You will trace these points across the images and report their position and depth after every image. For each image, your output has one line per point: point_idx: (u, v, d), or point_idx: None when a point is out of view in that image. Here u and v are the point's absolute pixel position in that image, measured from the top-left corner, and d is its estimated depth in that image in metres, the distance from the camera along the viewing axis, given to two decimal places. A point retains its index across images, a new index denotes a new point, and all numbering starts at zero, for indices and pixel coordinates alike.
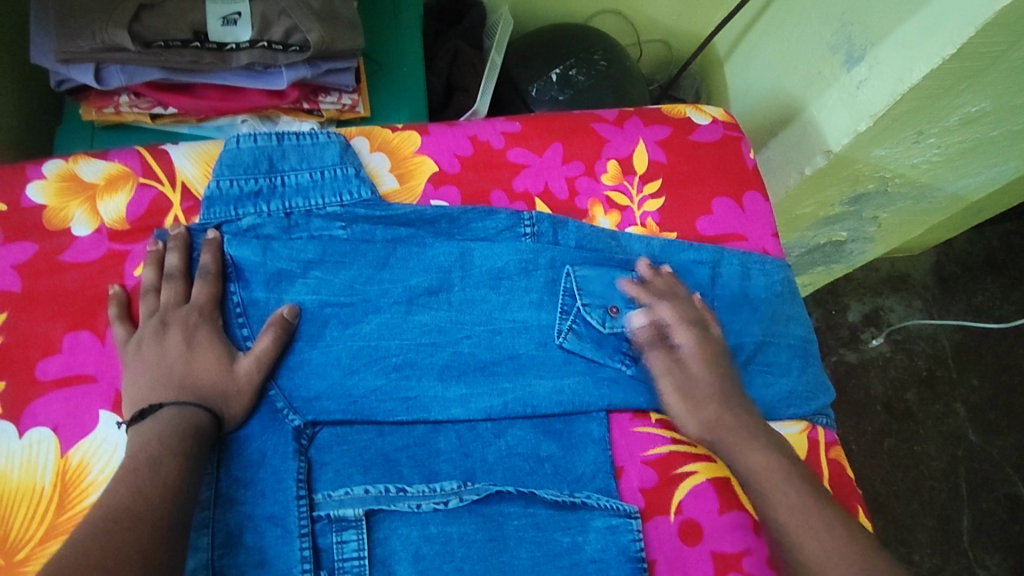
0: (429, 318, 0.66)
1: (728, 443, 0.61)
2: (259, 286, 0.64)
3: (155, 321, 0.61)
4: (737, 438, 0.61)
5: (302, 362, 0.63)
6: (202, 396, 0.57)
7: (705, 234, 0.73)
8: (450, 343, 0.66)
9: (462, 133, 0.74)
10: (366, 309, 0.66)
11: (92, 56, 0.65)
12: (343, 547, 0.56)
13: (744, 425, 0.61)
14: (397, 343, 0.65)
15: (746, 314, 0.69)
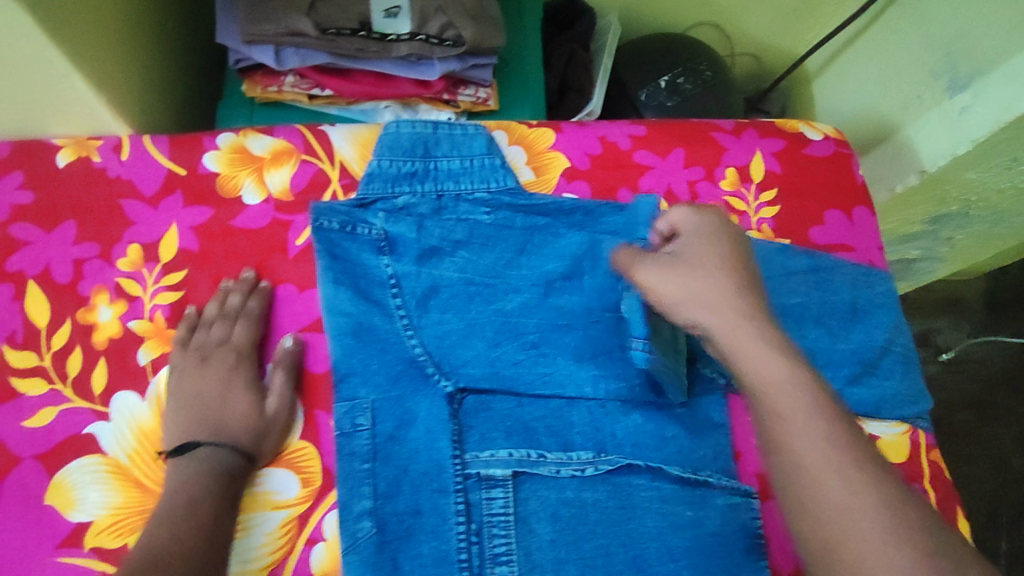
0: (571, 300, 0.71)
1: (729, 338, 0.58)
2: (409, 259, 0.69)
3: (220, 355, 0.64)
4: (733, 333, 0.58)
5: (449, 333, 0.68)
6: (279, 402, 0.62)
7: (817, 243, 0.78)
8: (575, 325, 0.70)
9: (593, 133, 0.78)
10: (510, 289, 0.70)
11: (275, 39, 0.70)
12: (492, 502, 0.62)
13: (735, 313, 0.59)
14: (535, 317, 0.70)
15: (857, 324, 0.74)
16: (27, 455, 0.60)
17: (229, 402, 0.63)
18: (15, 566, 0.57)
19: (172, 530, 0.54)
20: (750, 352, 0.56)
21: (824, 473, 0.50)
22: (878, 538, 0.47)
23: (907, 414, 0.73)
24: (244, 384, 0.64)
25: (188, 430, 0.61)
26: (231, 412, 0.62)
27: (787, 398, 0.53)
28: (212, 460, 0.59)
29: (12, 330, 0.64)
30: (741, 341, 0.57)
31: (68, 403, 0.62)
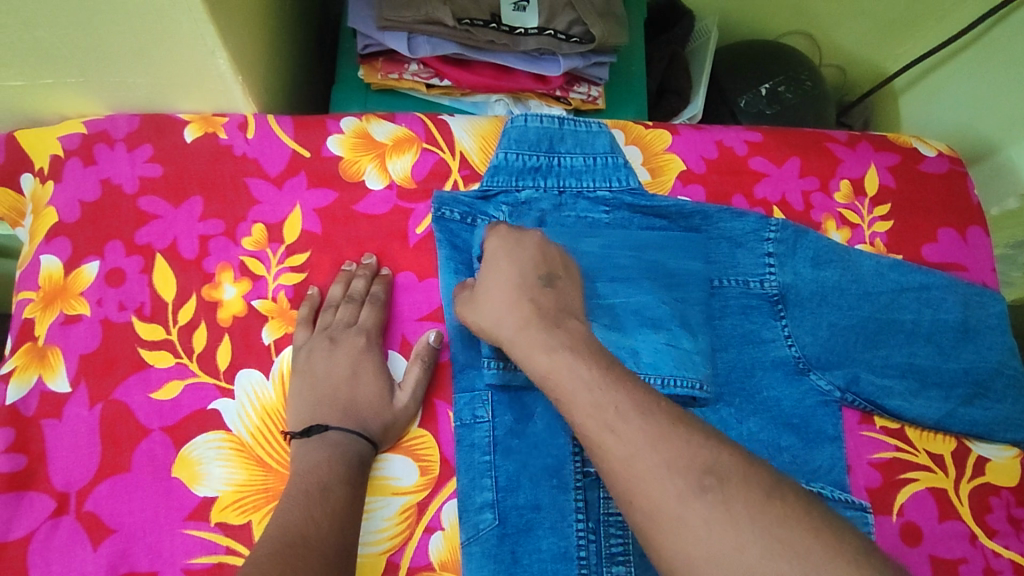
0: (639, 300, 0.67)
1: (517, 346, 0.52)
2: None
3: (348, 338, 0.64)
4: (523, 343, 0.52)
5: None
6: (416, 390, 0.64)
7: (930, 261, 0.77)
8: (652, 325, 0.66)
9: (710, 138, 0.79)
10: (598, 280, 0.67)
11: (411, 26, 0.71)
12: (610, 502, 0.62)
13: (513, 319, 0.54)
14: (604, 315, 0.66)
15: (971, 344, 0.73)
16: (156, 427, 0.61)
17: (355, 386, 0.63)
18: (144, 537, 0.57)
19: (305, 513, 0.54)
20: (529, 346, 0.52)
21: (605, 441, 0.44)
22: (674, 501, 0.41)
23: (1019, 438, 0.72)
24: (370, 370, 0.64)
25: (319, 410, 0.62)
26: (360, 397, 0.63)
27: (585, 394, 0.47)
28: (343, 445, 0.60)
29: (139, 302, 0.64)
30: (521, 346, 0.52)
31: (193, 378, 0.63)
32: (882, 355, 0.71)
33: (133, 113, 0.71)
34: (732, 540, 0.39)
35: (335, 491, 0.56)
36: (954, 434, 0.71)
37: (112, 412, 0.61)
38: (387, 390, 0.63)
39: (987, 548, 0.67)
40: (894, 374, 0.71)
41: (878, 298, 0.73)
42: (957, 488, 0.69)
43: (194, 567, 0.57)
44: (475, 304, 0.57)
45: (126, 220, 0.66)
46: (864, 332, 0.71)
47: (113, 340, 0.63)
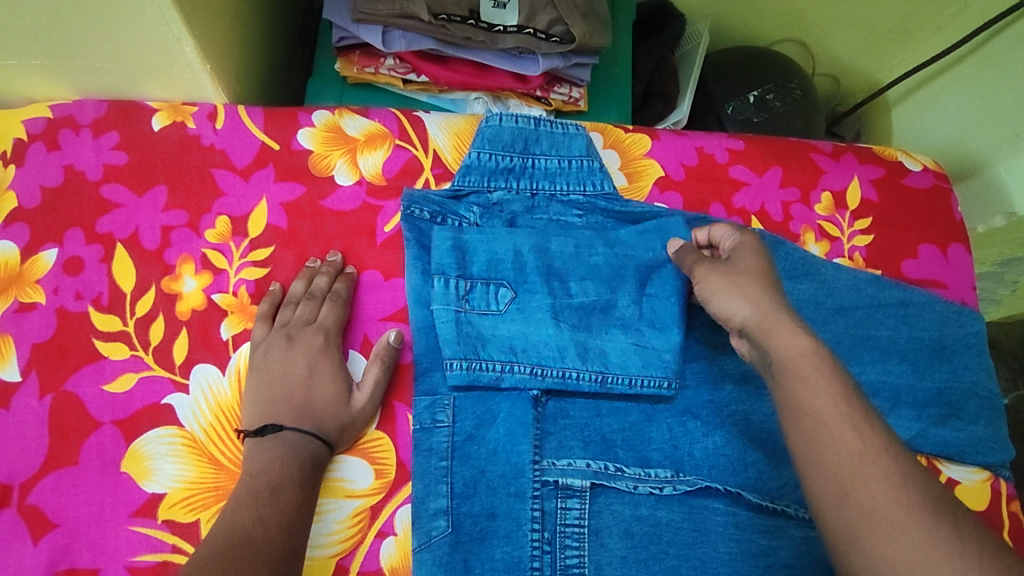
0: (608, 299, 0.68)
1: (768, 326, 0.52)
2: (478, 267, 0.67)
3: (308, 336, 0.63)
4: (774, 319, 0.52)
5: (527, 339, 0.65)
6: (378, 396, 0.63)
7: (909, 276, 0.76)
8: (620, 325, 0.67)
9: (691, 144, 0.78)
10: (569, 280, 0.67)
11: (386, 20, 0.70)
12: (567, 513, 0.60)
13: (777, 300, 0.54)
14: (574, 315, 0.67)
15: (946, 364, 0.72)
16: (107, 420, 0.60)
17: (313, 385, 0.62)
18: (88, 532, 0.56)
19: (254, 513, 0.52)
20: (780, 320, 0.52)
21: (844, 437, 0.45)
22: (904, 513, 0.42)
23: (990, 461, 0.70)
24: (328, 368, 0.63)
25: (273, 409, 0.60)
26: (317, 396, 0.61)
27: (812, 370, 0.49)
28: (297, 445, 0.58)
29: (97, 293, 0.63)
30: (775, 324, 0.52)
31: (148, 371, 0.62)
32: (857, 372, 0.70)
33: (100, 98, 0.70)
34: None
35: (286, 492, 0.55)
36: (925, 455, 0.69)
37: (63, 404, 0.60)
38: (345, 391, 0.62)
39: None
40: (868, 392, 0.69)
41: (854, 313, 0.72)
42: None
43: (137, 565, 0.56)
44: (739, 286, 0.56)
45: (87, 208, 0.65)
46: (839, 347, 0.70)
47: (68, 330, 0.62)
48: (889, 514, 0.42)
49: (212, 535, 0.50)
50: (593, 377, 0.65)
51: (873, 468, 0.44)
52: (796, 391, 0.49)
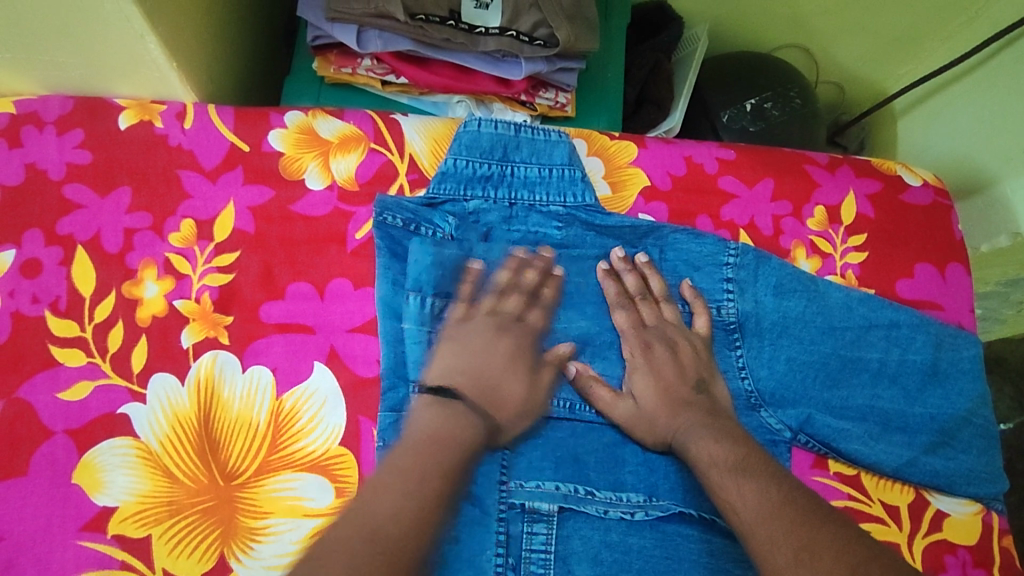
0: (582, 326, 0.66)
1: (684, 436, 0.59)
2: (453, 283, 0.64)
3: (481, 321, 0.62)
4: (688, 428, 0.59)
5: None
6: None
7: (903, 297, 0.73)
8: (591, 353, 0.66)
9: (679, 152, 0.75)
10: (544, 305, 0.65)
11: (360, 19, 0.67)
12: (533, 537, 0.58)
13: (692, 408, 0.61)
14: (546, 339, 0.65)
15: (939, 389, 0.69)
16: (59, 430, 0.57)
17: (501, 372, 0.60)
18: (33, 547, 0.54)
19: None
20: (691, 433, 0.59)
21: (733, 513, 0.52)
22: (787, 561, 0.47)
23: (982, 493, 0.67)
24: (507, 352, 0.61)
25: (472, 386, 0.59)
26: (500, 381, 0.60)
27: (717, 475, 0.55)
28: (466, 425, 0.56)
29: (55, 296, 0.61)
30: (687, 434, 0.59)
31: (105, 379, 0.59)
32: (842, 396, 0.67)
33: (68, 94, 0.68)
34: None
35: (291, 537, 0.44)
36: (913, 485, 0.66)
37: (14, 411, 0.57)
38: (513, 391, 0.61)
39: None
40: (852, 417, 0.66)
41: (843, 333, 0.69)
42: (912, 544, 0.64)
43: None
44: (655, 424, 0.62)
45: (48, 209, 0.63)
46: (823, 370, 0.67)
47: (23, 335, 0.59)
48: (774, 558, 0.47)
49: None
50: (564, 403, 0.64)
51: (766, 525, 0.49)
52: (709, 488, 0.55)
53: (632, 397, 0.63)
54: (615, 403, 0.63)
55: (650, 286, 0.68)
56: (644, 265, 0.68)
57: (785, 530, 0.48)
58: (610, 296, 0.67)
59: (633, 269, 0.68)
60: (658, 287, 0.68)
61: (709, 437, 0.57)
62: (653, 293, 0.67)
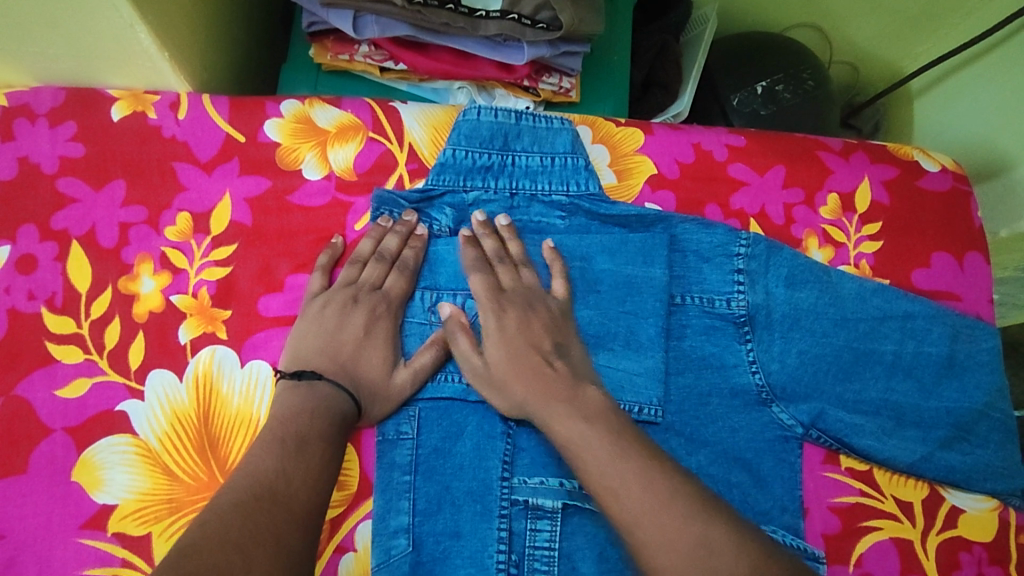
0: (584, 317, 0.64)
1: (545, 411, 0.54)
2: (446, 277, 0.64)
3: (341, 294, 0.61)
4: (544, 400, 0.54)
5: None
6: (357, 387, 0.57)
7: (919, 287, 0.70)
8: (596, 345, 0.64)
9: (687, 139, 0.73)
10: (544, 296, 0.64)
11: (356, 5, 0.65)
12: (537, 534, 0.58)
13: (569, 382, 0.55)
14: None
15: (955, 382, 0.67)
16: (58, 427, 0.57)
17: (368, 345, 0.60)
18: (34, 545, 0.54)
19: (235, 548, 0.42)
20: (549, 410, 0.54)
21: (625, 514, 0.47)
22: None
23: (1001, 489, 0.65)
24: (387, 331, 0.61)
25: (313, 357, 0.58)
26: (359, 353, 0.59)
27: (592, 459, 0.50)
28: (331, 399, 0.55)
29: (51, 292, 0.60)
30: (546, 409, 0.54)
31: (102, 376, 0.58)
32: (854, 390, 0.65)
33: (60, 86, 0.66)
34: None
35: (263, 518, 0.45)
36: (927, 480, 0.64)
37: (13, 408, 0.57)
38: (391, 362, 0.60)
39: None
40: (866, 411, 0.65)
41: (856, 325, 0.67)
42: (925, 540, 0.63)
43: None
44: (506, 390, 0.57)
45: (42, 203, 0.62)
46: (837, 362, 0.66)
47: (20, 332, 0.59)
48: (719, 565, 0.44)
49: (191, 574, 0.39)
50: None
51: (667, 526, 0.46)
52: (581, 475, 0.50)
53: (484, 359, 0.58)
54: (468, 358, 0.59)
55: (511, 250, 0.64)
56: (550, 252, 0.64)
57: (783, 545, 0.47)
58: (565, 279, 0.63)
59: (493, 233, 0.64)
60: (560, 284, 0.63)
61: (578, 417, 0.52)
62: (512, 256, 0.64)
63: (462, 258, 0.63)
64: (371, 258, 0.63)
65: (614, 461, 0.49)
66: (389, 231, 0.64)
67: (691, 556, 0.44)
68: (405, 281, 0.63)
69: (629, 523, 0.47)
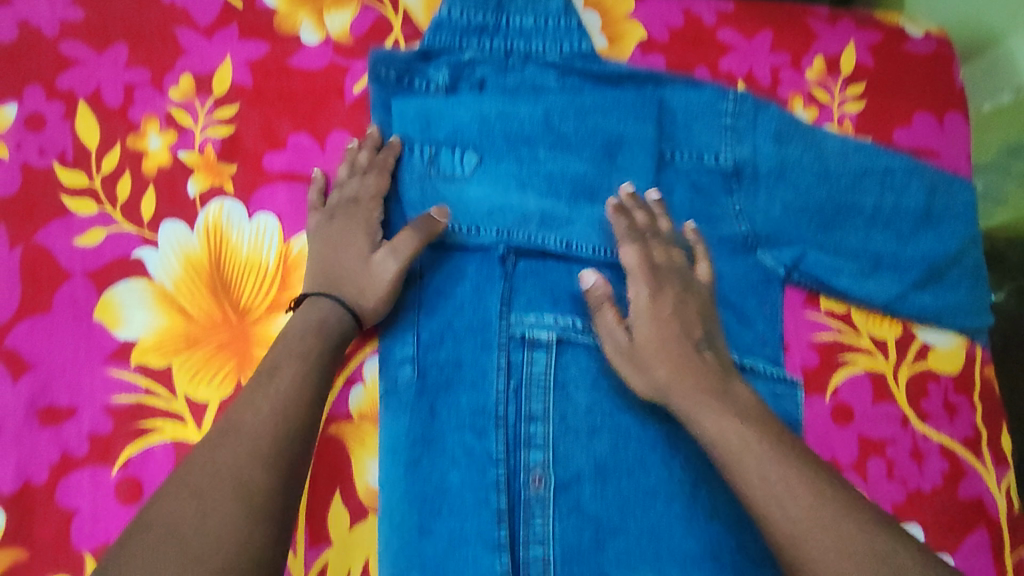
0: (579, 167, 0.66)
1: (680, 394, 0.55)
2: (444, 131, 0.64)
3: (320, 237, 0.61)
4: (656, 342, 0.57)
5: (489, 198, 0.64)
6: (338, 287, 0.59)
7: (901, 144, 0.73)
8: (589, 195, 0.66)
9: (677, 5, 0.74)
10: (538, 147, 0.65)
11: None
12: (533, 364, 0.62)
13: (688, 330, 0.58)
14: (543, 182, 0.65)
15: (932, 232, 0.70)
16: (78, 272, 0.59)
17: (356, 250, 0.60)
18: (63, 375, 0.58)
19: (195, 503, 0.42)
20: (696, 401, 0.53)
21: (704, 425, 0.52)
22: (799, 476, 0.47)
23: (967, 326, 0.70)
24: (372, 219, 0.62)
25: (312, 272, 0.59)
26: (348, 253, 0.60)
27: (683, 397, 0.54)
28: (323, 314, 0.57)
29: (61, 149, 0.62)
30: (666, 358, 0.56)
31: (116, 226, 0.61)
32: (836, 241, 0.68)
33: None
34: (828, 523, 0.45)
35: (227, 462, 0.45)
36: (901, 319, 0.69)
37: (33, 255, 0.59)
38: (369, 250, 0.60)
39: (917, 431, 0.67)
40: (846, 256, 0.68)
41: (840, 179, 0.69)
42: (897, 373, 0.68)
43: (115, 405, 0.58)
44: (649, 372, 0.57)
45: (47, 66, 0.64)
46: (819, 215, 0.68)
47: (33, 185, 0.61)
48: (775, 470, 0.47)
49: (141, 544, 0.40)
50: (559, 240, 0.65)
51: (750, 446, 0.49)
52: (690, 419, 0.53)
53: (628, 336, 0.59)
54: (612, 332, 0.60)
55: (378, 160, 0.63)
56: (692, 233, 0.65)
57: (785, 455, 0.48)
58: (575, 119, 0.66)
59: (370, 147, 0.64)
60: (668, 228, 0.64)
61: (728, 415, 0.51)
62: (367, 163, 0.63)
63: (615, 227, 0.63)
64: (345, 172, 0.63)
65: (716, 413, 0.52)
66: (359, 149, 0.64)
67: (786, 470, 0.47)
68: (382, 180, 0.62)
69: (758, 503, 0.47)
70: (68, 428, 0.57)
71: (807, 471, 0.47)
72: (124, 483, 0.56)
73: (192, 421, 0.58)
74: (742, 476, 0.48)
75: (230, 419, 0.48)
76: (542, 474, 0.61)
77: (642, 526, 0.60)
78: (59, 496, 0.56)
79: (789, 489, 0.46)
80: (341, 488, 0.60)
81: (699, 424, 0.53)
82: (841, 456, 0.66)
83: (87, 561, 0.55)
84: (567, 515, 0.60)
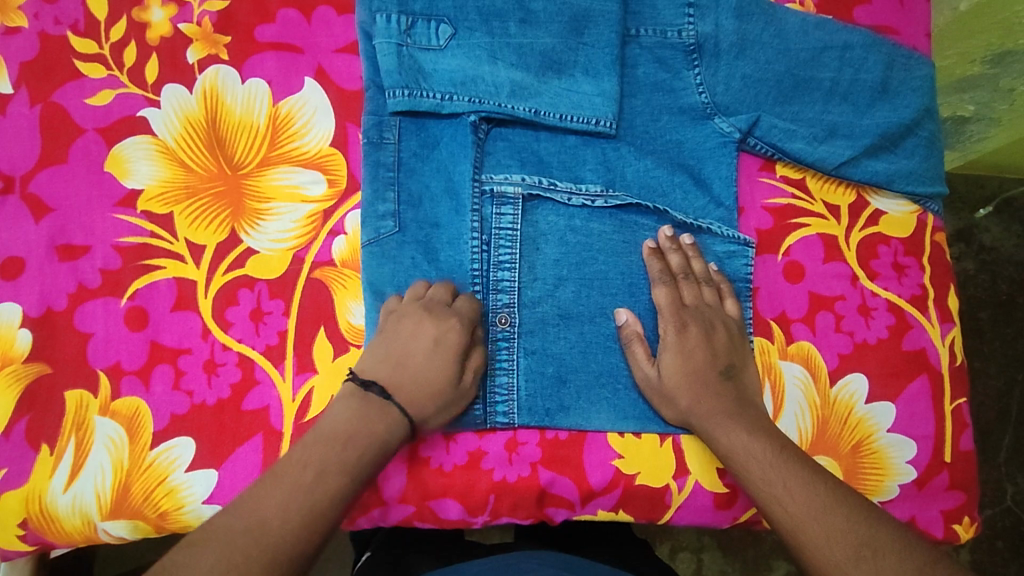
0: (548, 42, 0.70)
1: (710, 421, 0.62)
2: (420, 3, 0.68)
3: (414, 307, 0.61)
4: (710, 415, 0.62)
5: (460, 68, 0.68)
6: (417, 408, 0.58)
7: (860, 22, 0.78)
8: (556, 69, 0.70)
9: None
10: (509, 21, 0.69)
11: None
12: (501, 219, 0.67)
13: (727, 399, 0.63)
14: (512, 54, 0.69)
15: (888, 104, 0.74)
16: (90, 128, 0.66)
17: (435, 356, 0.59)
18: (78, 218, 0.64)
19: (288, 496, 0.50)
20: (713, 421, 0.62)
21: (749, 468, 0.59)
22: (829, 497, 0.55)
23: (920, 192, 0.74)
24: (456, 343, 0.60)
25: (382, 362, 0.59)
26: (424, 369, 0.59)
27: (710, 415, 0.62)
28: (387, 422, 0.56)
29: (73, 19, 0.68)
30: (710, 407, 0.63)
31: (124, 89, 0.67)
32: (792, 111, 0.72)
33: None
34: (846, 530, 0.53)
35: (326, 461, 0.52)
36: (853, 186, 0.74)
37: (50, 112, 0.66)
38: (457, 376, 0.60)
39: (866, 288, 0.72)
40: (802, 123, 0.72)
41: (799, 54, 0.72)
42: (848, 236, 0.73)
43: (123, 245, 0.64)
44: (675, 403, 0.64)
45: None
46: (777, 87, 0.72)
47: (51, 51, 0.67)
48: (794, 489, 0.56)
49: (223, 524, 0.49)
50: (528, 108, 0.68)
51: (777, 469, 0.57)
52: (708, 432, 0.62)
53: (656, 370, 0.64)
54: (642, 367, 0.65)
55: (693, 266, 0.68)
56: (718, 274, 0.69)
57: (804, 480, 0.56)
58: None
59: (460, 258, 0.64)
60: (700, 268, 0.68)
61: (742, 430, 0.61)
62: (671, 268, 0.67)
63: (649, 267, 0.67)
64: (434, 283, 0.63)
65: (736, 424, 0.61)
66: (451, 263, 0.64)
67: (813, 503, 0.55)
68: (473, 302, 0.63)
69: (797, 515, 0.55)
70: (83, 262, 0.63)
71: (822, 501, 0.55)
72: (132, 311, 0.62)
73: (191, 261, 0.64)
74: (768, 493, 0.57)
75: (301, 456, 0.53)
76: (508, 318, 0.65)
77: (602, 365, 0.66)
78: (77, 321, 0.62)
79: (790, 492, 0.56)
80: (325, 327, 0.64)
81: (744, 467, 0.59)
82: (790, 309, 0.71)
83: (102, 379, 0.61)
84: (528, 368, 0.65)
